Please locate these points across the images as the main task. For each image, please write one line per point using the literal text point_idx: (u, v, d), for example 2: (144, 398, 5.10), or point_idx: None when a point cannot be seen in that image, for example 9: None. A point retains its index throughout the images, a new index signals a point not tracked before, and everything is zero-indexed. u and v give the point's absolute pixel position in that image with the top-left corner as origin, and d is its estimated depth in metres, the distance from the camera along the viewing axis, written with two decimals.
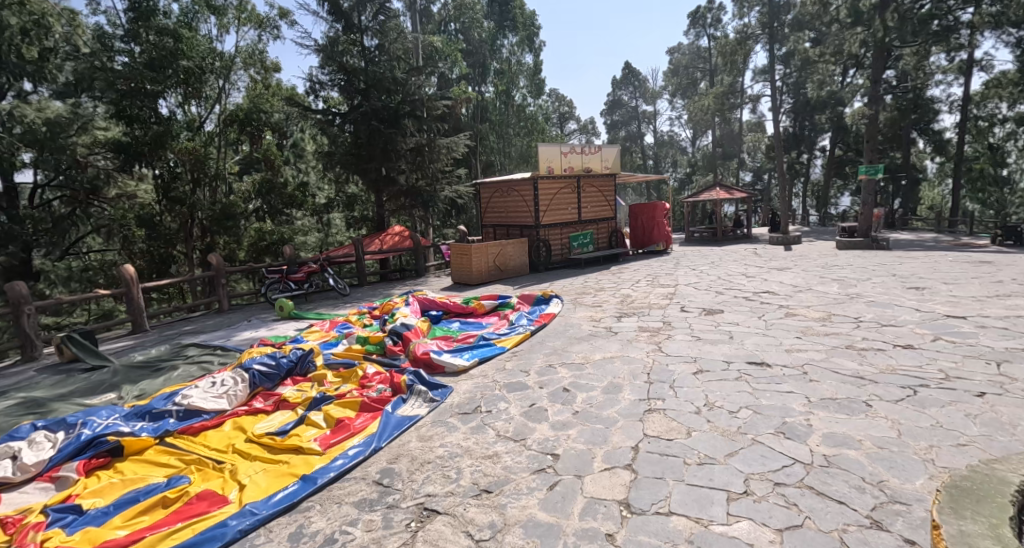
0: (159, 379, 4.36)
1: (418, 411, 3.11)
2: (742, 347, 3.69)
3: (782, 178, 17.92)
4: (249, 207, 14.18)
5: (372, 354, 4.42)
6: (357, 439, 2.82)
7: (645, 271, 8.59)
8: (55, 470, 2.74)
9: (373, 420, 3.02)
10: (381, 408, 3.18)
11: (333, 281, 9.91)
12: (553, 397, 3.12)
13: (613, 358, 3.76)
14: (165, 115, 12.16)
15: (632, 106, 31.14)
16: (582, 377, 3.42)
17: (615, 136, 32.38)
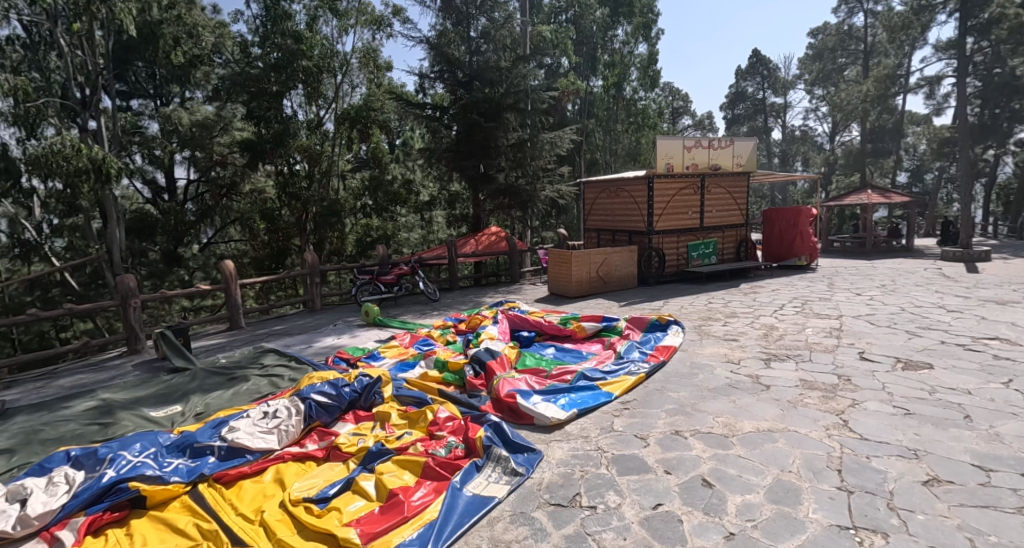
0: (229, 391, 4.97)
1: (493, 493, 2.97)
2: (1001, 441, 3.01)
3: (963, 176, 14.62)
4: (357, 204, 14.63)
5: (450, 386, 4.63)
6: (409, 531, 2.66)
7: (787, 292, 7.22)
8: (60, 526, 2.84)
9: (431, 498, 2.90)
10: (446, 479, 3.10)
11: (423, 284, 9.70)
12: (684, 495, 2.80)
13: (775, 434, 3.34)
14: (288, 116, 12.67)
15: (759, 97, 28.25)
16: (727, 465, 3.04)
17: (738, 132, 29.87)
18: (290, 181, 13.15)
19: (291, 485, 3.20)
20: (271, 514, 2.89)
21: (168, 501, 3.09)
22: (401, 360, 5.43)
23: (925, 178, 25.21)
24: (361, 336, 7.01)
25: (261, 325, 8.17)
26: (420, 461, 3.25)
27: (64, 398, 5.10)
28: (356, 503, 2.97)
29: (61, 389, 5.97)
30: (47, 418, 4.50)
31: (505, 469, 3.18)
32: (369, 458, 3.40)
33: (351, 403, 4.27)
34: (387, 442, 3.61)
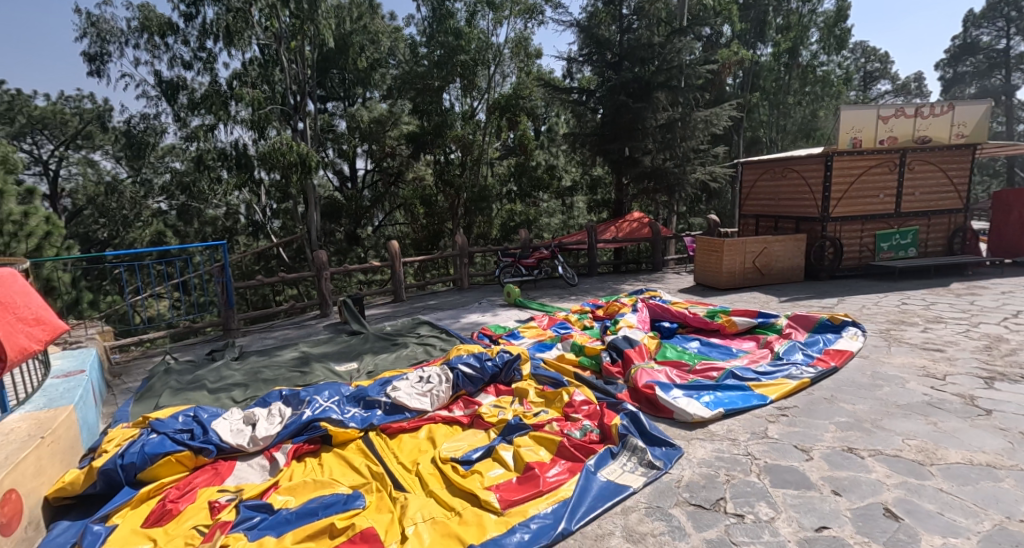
0: (392, 354, 5.60)
1: (628, 482, 2.95)
2: None
3: None
4: (504, 189, 15.13)
5: (586, 370, 4.60)
6: (544, 505, 2.79)
7: (1017, 298, 5.80)
8: (275, 448, 3.76)
9: (565, 479, 2.99)
10: (582, 460, 3.16)
11: (561, 268, 9.74)
12: (859, 522, 2.44)
13: (997, 473, 2.72)
14: (447, 108, 13.63)
15: (995, 49, 23.00)
16: (919, 497, 2.58)
17: (962, 95, 24.81)
18: (447, 169, 14.34)
19: (440, 445, 3.60)
20: (425, 467, 3.33)
21: (348, 442, 3.83)
22: (539, 340, 5.54)
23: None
24: (502, 315, 7.31)
25: (419, 299, 8.98)
26: (556, 440, 3.34)
27: (272, 351, 6.23)
28: (496, 470, 3.20)
29: (269, 342, 7.29)
30: (261, 368, 5.57)
31: (642, 460, 3.12)
32: (508, 431, 3.60)
33: (492, 377, 4.54)
34: (525, 417, 3.79)
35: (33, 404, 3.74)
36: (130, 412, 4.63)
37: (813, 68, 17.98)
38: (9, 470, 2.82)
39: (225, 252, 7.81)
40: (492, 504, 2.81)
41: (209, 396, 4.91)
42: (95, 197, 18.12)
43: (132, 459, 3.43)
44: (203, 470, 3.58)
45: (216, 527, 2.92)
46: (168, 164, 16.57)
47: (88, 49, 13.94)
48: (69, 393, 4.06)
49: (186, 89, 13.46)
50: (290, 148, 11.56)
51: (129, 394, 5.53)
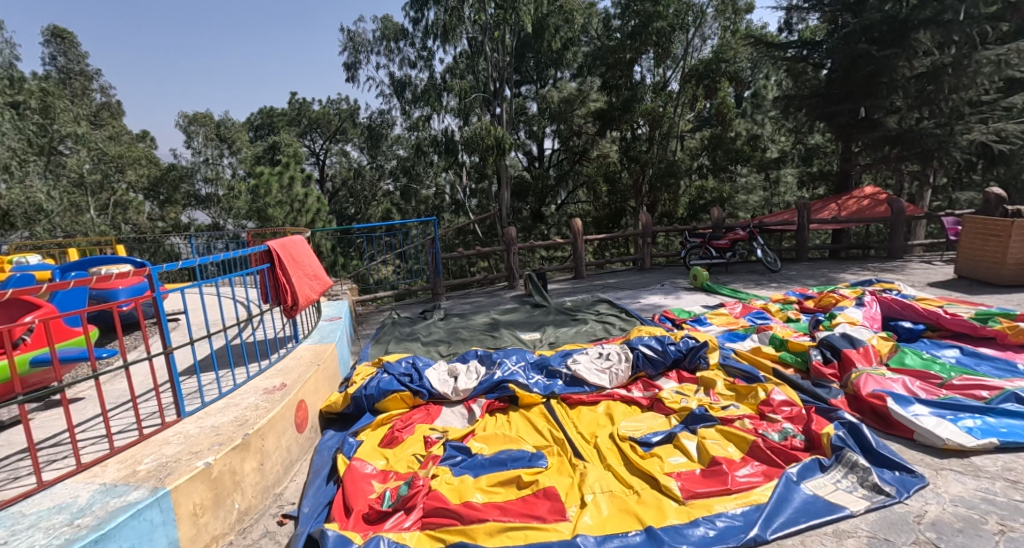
0: (573, 329, 5.93)
1: (851, 503, 2.61)
2: None
3: None
4: (695, 164, 13.94)
5: (788, 367, 4.11)
6: (730, 504, 2.67)
7: None
8: (473, 400, 4.13)
9: (756, 482, 2.80)
10: (780, 467, 2.90)
11: (760, 252, 8.69)
12: None
13: None
14: (638, 80, 13.02)
15: None
16: None
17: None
18: (633, 144, 13.53)
19: (619, 422, 3.68)
20: (603, 441, 3.44)
21: (531, 405, 4.06)
22: (729, 329, 5.16)
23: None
24: (686, 300, 7.20)
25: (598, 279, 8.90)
26: (749, 439, 3.10)
27: (470, 315, 6.84)
28: (677, 457, 3.13)
29: (466, 306, 8.00)
30: (460, 329, 6.15)
31: (863, 481, 2.73)
32: (691, 420, 3.49)
33: (675, 362, 4.43)
34: (711, 408, 3.58)
35: (312, 339, 5.00)
36: (369, 352, 5.53)
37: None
38: (302, 385, 3.78)
39: (435, 227, 8.65)
40: (673, 491, 2.78)
41: (422, 346, 5.59)
42: (346, 180, 22.15)
43: (372, 391, 4.09)
44: (419, 409, 4.06)
45: (430, 457, 3.34)
46: (395, 151, 19.32)
47: (346, 59, 16.84)
48: (333, 332, 5.19)
49: (412, 86, 15.36)
50: (489, 132, 12.35)
51: (365, 339, 6.64)
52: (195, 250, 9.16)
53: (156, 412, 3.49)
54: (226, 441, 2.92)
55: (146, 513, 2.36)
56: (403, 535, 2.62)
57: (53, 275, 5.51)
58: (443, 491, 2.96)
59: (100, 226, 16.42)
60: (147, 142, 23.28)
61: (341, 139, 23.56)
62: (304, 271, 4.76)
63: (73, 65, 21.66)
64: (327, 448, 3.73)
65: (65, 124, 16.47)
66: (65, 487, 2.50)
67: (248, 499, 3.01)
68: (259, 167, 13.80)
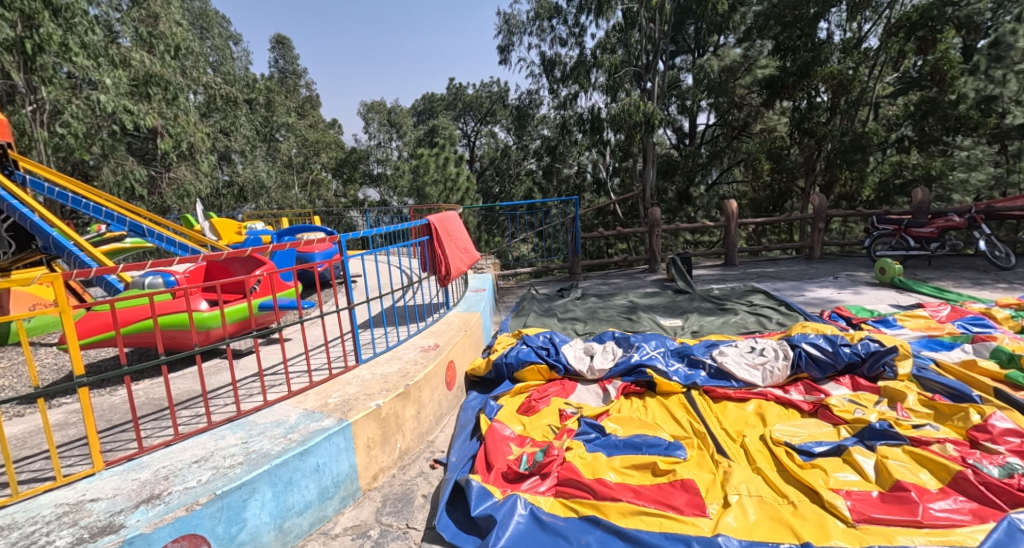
0: (720, 318, 5.63)
1: None
2: None
3: None
4: (889, 137, 11.93)
5: (1017, 388, 3.61)
6: (917, 540, 2.40)
7: None
8: (608, 381, 4.19)
9: (956, 519, 2.49)
10: (1003, 512, 2.52)
11: (985, 245, 7.36)
12: None
13: None
14: (821, 39, 11.44)
15: None
16: None
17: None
18: (808, 116, 11.99)
19: (772, 424, 3.46)
20: (751, 441, 3.27)
21: (670, 393, 4.02)
22: (928, 336, 4.63)
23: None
24: (870, 296, 6.34)
25: (750, 272, 8.26)
26: (953, 469, 2.76)
27: (608, 296, 6.84)
28: (847, 474, 2.89)
29: (604, 287, 7.97)
30: (598, 309, 6.22)
31: None
32: (869, 435, 3.17)
33: (849, 366, 4.02)
34: (897, 425, 3.25)
35: (461, 307, 5.44)
36: (508, 324, 5.85)
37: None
38: (451, 348, 4.18)
39: (577, 207, 8.70)
40: (841, 511, 2.58)
41: (559, 323, 5.76)
42: (494, 160, 23.20)
43: (512, 360, 4.36)
44: (555, 383, 4.23)
45: (564, 430, 3.49)
46: (541, 132, 19.69)
47: (500, 42, 17.45)
48: (478, 303, 5.61)
49: (562, 64, 15.48)
50: (638, 108, 11.92)
51: (506, 311, 7.03)
52: (369, 223, 10.44)
53: (339, 357, 4.15)
54: (391, 389, 3.38)
55: (335, 438, 2.86)
56: (538, 498, 2.81)
57: (272, 238, 6.75)
58: (577, 464, 3.09)
59: (301, 201, 19.65)
60: (336, 129, 26.89)
61: (492, 120, 24.61)
62: (456, 244, 5.18)
63: (289, 66, 25.61)
64: (471, 407, 4.08)
65: (279, 116, 19.83)
66: (280, 407, 3.13)
67: (408, 441, 3.46)
68: (421, 149, 15.29)
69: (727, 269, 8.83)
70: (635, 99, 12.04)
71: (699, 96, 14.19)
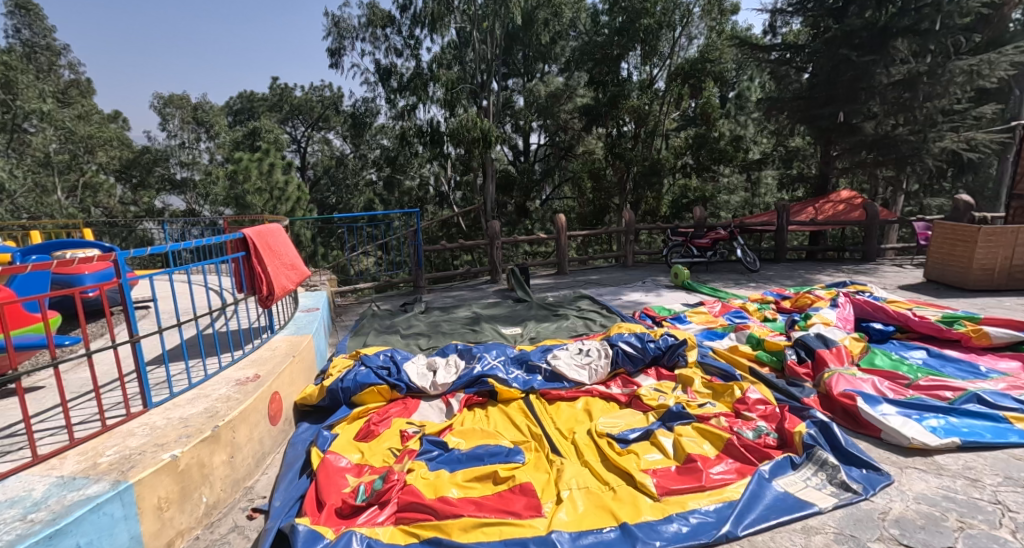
0: (554, 324, 5.93)
1: (818, 502, 2.73)
2: None
3: None
4: (678, 163, 13.98)
5: (763, 365, 4.44)
6: (706, 501, 2.74)
7: None
8: (451, 395, 4.07)
9: (734, 478, 2.89)
10: (754, 465, 3.02)
11: (741, 252, 9.01)
12: None
13: None
14: (623, 78, 13.07)
15: None
16: None
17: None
18: (618, 141, 13.57)
19: (597, 418, 3.70)
20: (581, 437, 3.44)
21: (510, 400, 4.04)
22: (707, 328, 5.45)
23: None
24: (667, 297, 7.31)
25: (577, 280, 8.97)
26: (724, 437, 3.23)
27: (451, 308, 6.77)
28: (654, 454, 3.19)
29: (448, 299, 7.91)
30: (441, 322, 6.09)
31: (832, 478, 2.88)
32: (668, 417, 3.56)
33: (654, 359, 4.50)
34: (688, 406, 3.71)
35: (288, 330, 4.83)
36: (346, 344, 5.40)
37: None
38: (276, 377, 3.65)
39: (418, 219, 8.48)
40: (648, 488, 2.82)
41: (401, 339, 5.49)
42: (327, 169, 21.75)
43: (349, 385, 3.99)
44: (397, 403, 3.98)
45: (406, 451, 3.27)
46: (379, 141, 19.06)
47: (329, 44, 16.48)
48: (309, 323, 5.06)
49: (398, 74, 15.22)
50: (475, 124, 12.20)
51: (343, 330, 6.51)
52: (168, 235, 8.85)
53: (120, 403, 3.35)
54: (193, 434, 2.80)
55: (106, 507, 2.24)
56: (375, 530, 2.56)
57: (14, 256, 5.26)
58: (417, 486, 2.90)
59: (69, 208, 15.99)
60: (119, 124, 22.53)
61: (324, 126, 23.14)
62: (281, 261, 4.61)
63: (37, 39, 20.85)
64: (302, 441, 3.60)
65: (31, 103, 15.87)
66: (18, 480, 2.37)
67: (217, 493, 2.90)
68: (239, 153, 13.54)
69: (560, 278, 9.42)
70: (469, 115, 12.29)
71: (530, 117, 15.11)
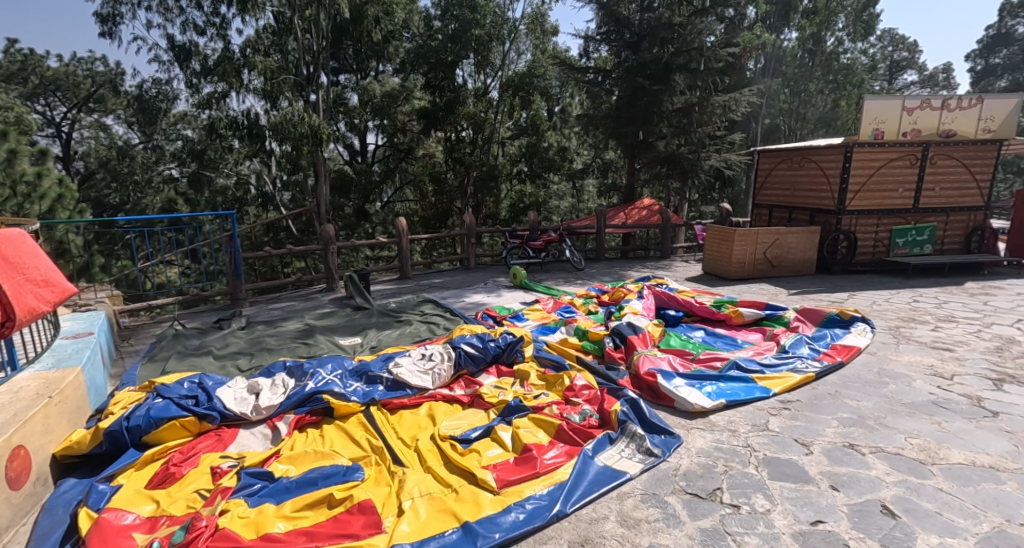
0: (396, 331, 5.94)
1: (627, 469, 3.25)
2: None
3: None
4: (514, 169, 14.76)
5: (589, 354, 5.07)
6: (541, 486, 3.05)
7: (1008, 313, 6.30)
8: (278, 418, 3.86)
9: (565, 461, 3.27)
10: (581, 445, 3.46)
11: (570, 252, 9.99)
12: (855, 518, 2.77)
13: (999, 474, 3.09)
14: (459, 84, 13.42)
15: None
16: (917, 498, 2.90)
17: (994, 86, 24.96)
18: (457, 147, 14.11)
19: (440, 422, 3.84)
20: (424, 443, 3.54)
21: (349, 416, 3.98)
22: (542, 323, 6.00)
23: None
24: (507, 297, 7.80)
25: (417, 284, 9.01)
26: (556, 424, 3.65)
27: (277, 322, 6.30)
28: (494, 449, 3.46)
29: (275, 312, 7.33)
30: (265, 338, 5.65)
31: (640, 447, 3.45)
32: (507, 412, 3.88)
33: (495, 357, 4.85)
34: (525, 399, 4.09)
35: (43, 363, 3.96)
36: (137, 375, 4.66)
37: (789, 54, 19.71)
38: (19, 426, 2.95)
39: (234, 222, 7.66)
40: (489, 483, 3.04)
41: (215, 362, 4.96)
42: (108, 161, 18.22)
43: (138, 422, 3.50)
44: (207, 436, 3.64)
45: (219, 491, 2.99)
46: (181, 132, 16.60)
47: (103, 10, 13.87)
48: (78, 352, 4.24)
49: (200, 55, 13.46)
50: (303, 119, 11.23)
51: (135, 357, 5.60)
52: None
53: None
54: None
55: None
56: None
57: None
58: (234, 528, 2.70)
59: None
60: None
61: (102, 110, 19.34)
62: (25, 276, 3.57)
63: None
64: (64, 503, 3.03)
65: None
66: None
67: None
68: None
69: (402, 282, 9.38)
70: (295, 111, 11.43)
71: (364, 117, 14.56)
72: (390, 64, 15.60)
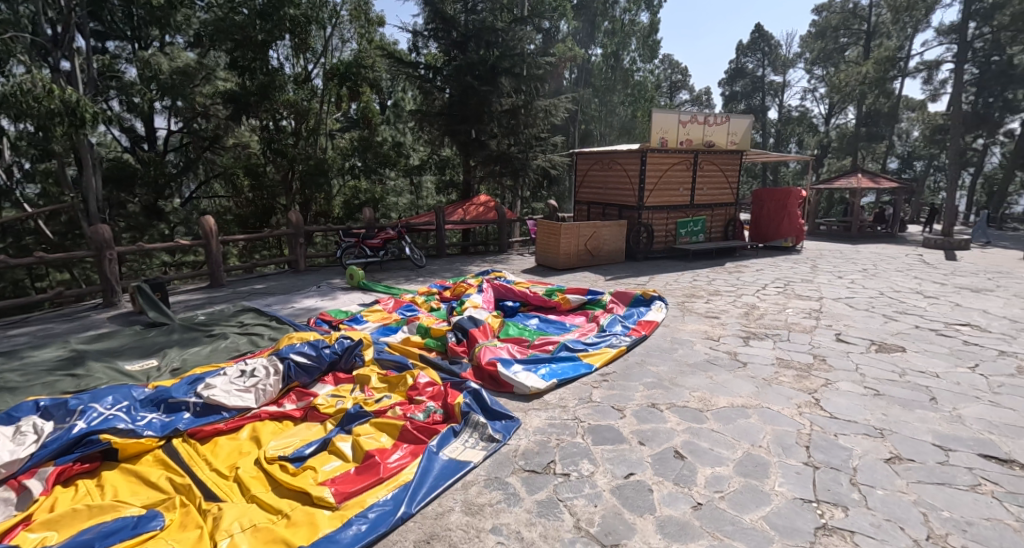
0: (207, 347, 5.31)
1: (470, 458, 3.40)
2: (957, 422, 3.68)
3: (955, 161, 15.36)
4: (346, 164, 14.10)
5: (432, 349, 5.16)
6: (385, 491, 3.04)
7: (757, 285, 8.01)
8: (26, 476, 3.06)
9: (410, 462, 3.30)
10: (426, 442, 3.53)
11: (409, 249, 9.92)
12: (656, 465, 3.31)
13: (749, 410, 3.95)
14: (274, 68, 12.34)
15: (758, 75, 29.99)
16: (700, 440, 3.57)
17: (736, 109, 31.38)
18: (277, 137, 12.75)
19: (266, 444, 3.56)
20: (246, 471, 3.25)
21: (141, 455, 3.43)
22: (383, 324, 5.90)
23: (882, 152, 27.80)
24: (343, 299, 7.47)
25: (235, 293, 8.07)
26: (399, 425, 3.67)
27: (23, 352, 5.09)
28: (332, 463, 3.35)
29: (27, 339, 5.90)
30: (6, 374, 4.52)
31: (483, 435, 3.63)
32: (347, 420, 3.78)
33: (331, 364, 4.66)
34: (366, 405, 4.02)
35: None
36: None
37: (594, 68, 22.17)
38: None
39: None
40: (327, 500, 2.94)
41: None
42: None
43: None
44: None
45: None
46: None
47: None
48: None
49: None
50: (52, 93, 8.65)
51: None
52: None
53: None
54: None
55: None
56: None
57: None
58: None
59: None
60: None
61: None
62: None
63: None
64: None
65: None
66: None
67: None
68: None
69: (214, 291, 8.34)
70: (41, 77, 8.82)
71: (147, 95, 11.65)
72: (181, 36, 13.68)
